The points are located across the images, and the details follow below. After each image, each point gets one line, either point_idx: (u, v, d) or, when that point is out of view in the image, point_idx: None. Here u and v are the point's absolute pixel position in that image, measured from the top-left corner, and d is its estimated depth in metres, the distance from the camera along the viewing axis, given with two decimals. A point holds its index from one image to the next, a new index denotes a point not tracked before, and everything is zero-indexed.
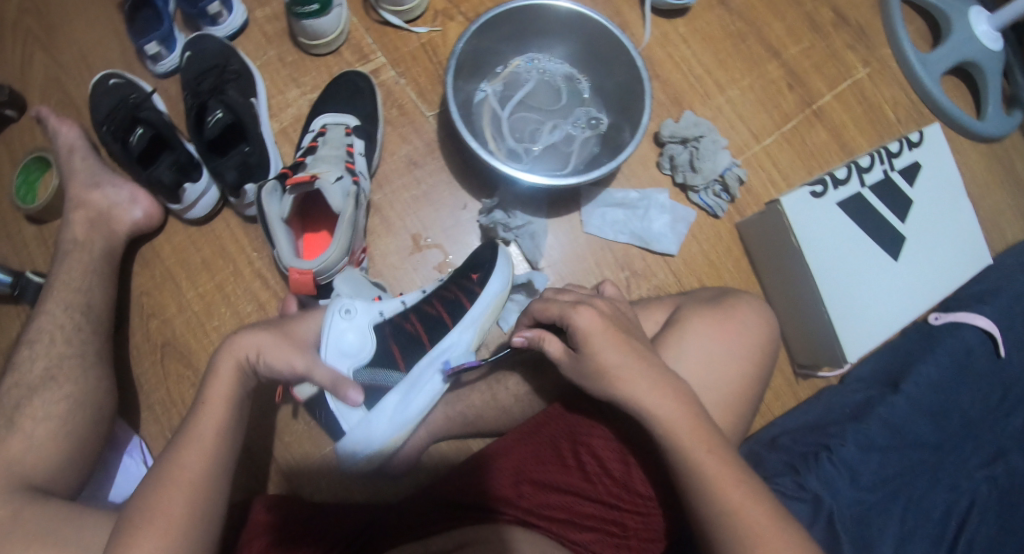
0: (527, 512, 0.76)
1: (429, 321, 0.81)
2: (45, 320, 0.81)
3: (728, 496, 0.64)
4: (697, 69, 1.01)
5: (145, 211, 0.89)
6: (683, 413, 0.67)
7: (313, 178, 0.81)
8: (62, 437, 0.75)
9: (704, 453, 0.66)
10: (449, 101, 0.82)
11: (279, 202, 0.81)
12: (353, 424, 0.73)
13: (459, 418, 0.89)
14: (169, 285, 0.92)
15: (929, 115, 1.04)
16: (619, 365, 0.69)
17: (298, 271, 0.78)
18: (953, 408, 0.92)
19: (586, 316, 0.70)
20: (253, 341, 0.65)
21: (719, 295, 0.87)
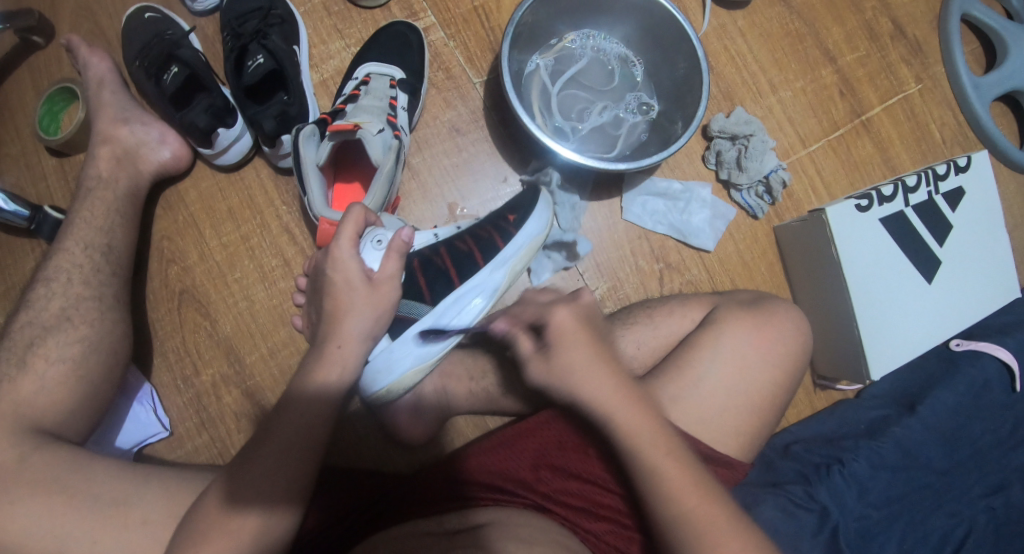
0: (545, 497, 0.78)
1: (460, 257, 0.80)
2: (64, 258, 0.77)
3: (687, 507, 0.62)
4: (751, 65, 1.00)
5: (174, 152, 0.86)
6: (611, 385, 0.64)
7: (355, 128, 0.79)
8: (74, 381, 0.73)
9: (663, 458, 0.63)
10: (504, 70, 0.79)
11: (316, 148, 0.79)
12: (377, 353, 0.76)
13: (482, 394, 0.86)
14: (191, 231, 0.89)
15: (975, 141, 1.03)
16: (584, 366, 0.63)
17: (328, 222, 0.75)
18: (964, 436, 0.92)
19: (561, 311, 0.64)
20: (359, 328, 0.68)
21: (756, 298, 0.86)
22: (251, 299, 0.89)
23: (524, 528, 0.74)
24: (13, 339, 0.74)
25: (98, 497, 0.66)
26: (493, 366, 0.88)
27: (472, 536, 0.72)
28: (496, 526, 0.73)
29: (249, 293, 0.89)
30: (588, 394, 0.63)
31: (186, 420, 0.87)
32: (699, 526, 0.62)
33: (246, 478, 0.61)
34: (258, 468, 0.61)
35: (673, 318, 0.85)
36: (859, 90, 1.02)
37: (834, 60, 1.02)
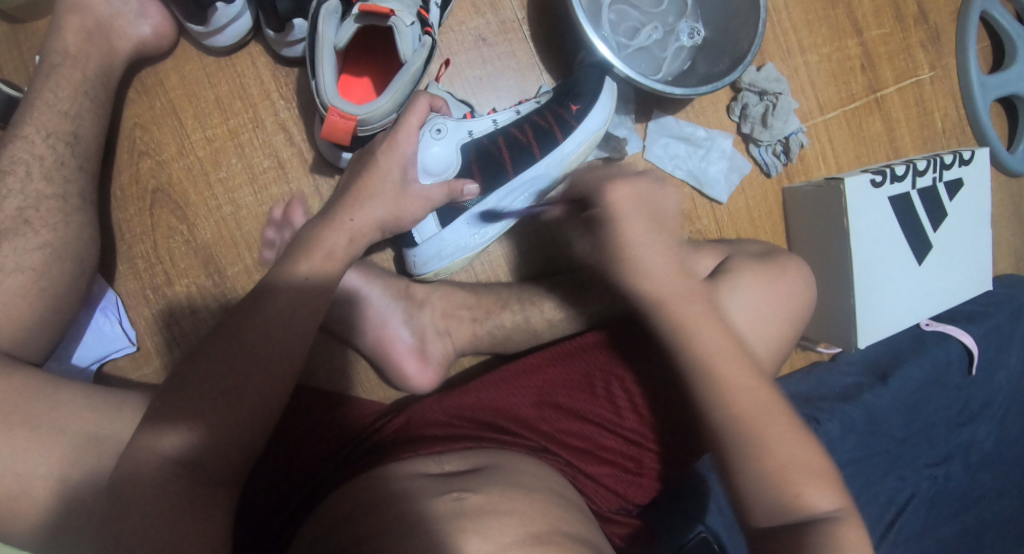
0: (547, 437, 0.72)
1: (517, 148, 0.75)
2: (21, 147, 0.64)
3: (733, 408, 0.65)
4: (783, 23, 0.97)
5: (156, 28, 0.71)
6: (683, 285, 0.68)
7: (387, 13, 0.63)
8: (34, 294, 0.62)
9: (706, 332, 0.67)
10: None
11: (336, 28, 0.63)
12: (427, 238, 0.75)
13: (488, 337, 0.79)
14: (170, 121, 0.76)
15: (970, 136, 1.06)
16: (663, 266, 0.68)
17: (340, 114, 0.62)
18: (922, 411, 0.99)
19: (625, 189, 0.67)
20: (374, 219, 0.64)
21: (767, 251, 0.81)
22: (237, 204, 0.77)
23: (529, 474, 0.65)
24: None
25: (68, 429, 0.58)
26: (496, 307, 0.79)
27: (470, 477, 0.63)
28: (502, 470, 0.65)
29: (234, 197, 0.77)
30: (655, 289, 0.68)
31: (155, 334, 0.76)
32: (750, 419, 0.65)
33: (228, 386, 0.55)
34: (249, 379, 0.55)
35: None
36: (878, 67, 1.02)
37: (860, 32, 1.01)
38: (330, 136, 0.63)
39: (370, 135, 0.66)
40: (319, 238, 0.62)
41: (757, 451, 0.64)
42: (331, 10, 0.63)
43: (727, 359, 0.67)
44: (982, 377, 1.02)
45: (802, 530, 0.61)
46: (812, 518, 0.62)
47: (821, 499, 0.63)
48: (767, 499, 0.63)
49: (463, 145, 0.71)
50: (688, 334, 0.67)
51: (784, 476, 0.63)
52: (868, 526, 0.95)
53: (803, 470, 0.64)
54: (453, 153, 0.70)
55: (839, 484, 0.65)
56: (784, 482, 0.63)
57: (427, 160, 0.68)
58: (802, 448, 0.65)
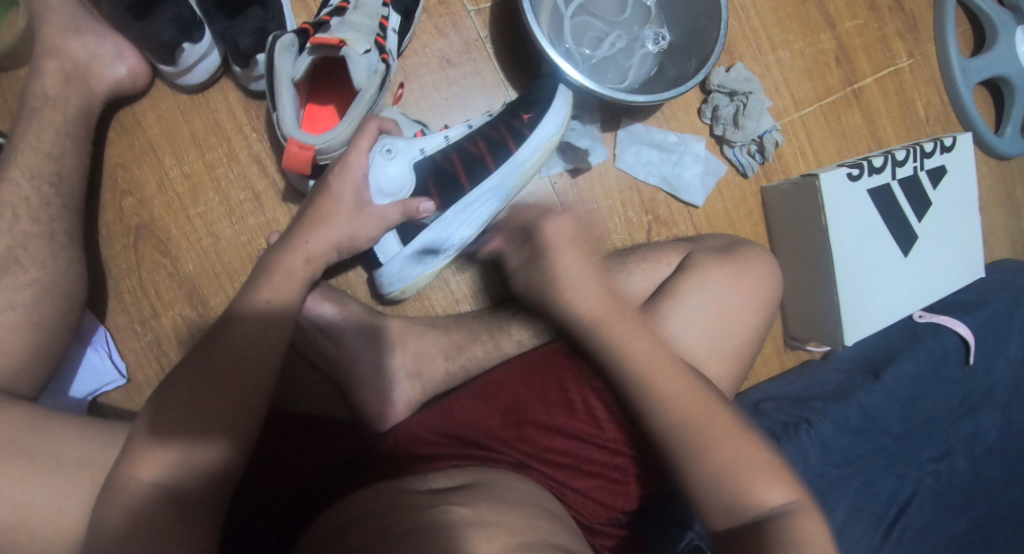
0: (527, 456, 0.71)
1: (471, 161, 0.76)
2: (7, 190, 0.68)
3: (676, 414, 0.67)
4: (753, 21, 0.97)
5: (131, 70, 0.75)
6: (610, 308, 0.70)
7: (340, 44, 0.66)
8: (24, 330, 0.65)
9: (636, 345, 0.70)
10: None
11: (293, 61, 0.66)
12: (390, 258, 0.76)
13: (459, 372, 0.80)
14: (150, 160, 0.80)
15: (955, 122, 1.05)
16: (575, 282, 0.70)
17: (299, 144, 0.64)
18: (919, 405, 0.97)
19: (558, 224, 0.73)
20: (328, 243, 0.66)
21: (727, 245, 0.84)
22: (217, 236, 0.80)
23: (514, 491, 0.66)
24: None
25: (53, 458, 0.60)
26: (467, 342, 0.80)
27: (461, 494, 0.64)
28: (485, 488, 0.65)
29: (214, 229, 0.80)
30: (579, 308, 0.70)
31: (144, 365, 0.79)
32: (691, 420, 0.66)
33: (193, 414, 0.57)
34: (214, 404, 0.57)
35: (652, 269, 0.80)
36: (854, 59, 1.01)
37: (833, 26, 1.00)
38: (291, 167, 0.66)
39: (329, 162, 0.69)
40: (274, 265, 0.64)
41: (700, 449, 0.65)
42: (287, 45, 0.65)
43: (665, 373, 0.68)
44: (981, 366, 1.00)
45: (761, 528, 0.62)
46: (763, 515, 0.63)
47: (775, 494, 0.64)
48: (721, 496, 0.64)
49: (416, 163, 0.71)
50: (634, 364, 0.68)
51: (733, 468, 0.64)
52: (868, 527, 0.94)
53: (750, 468, 0.65)
54: (407, 172, 0.70)
55: (793, 479, 0.66)
56: (733, 481, 0.64)
57: (380, 181, 0.68)
58: (747, 451, 0.66)
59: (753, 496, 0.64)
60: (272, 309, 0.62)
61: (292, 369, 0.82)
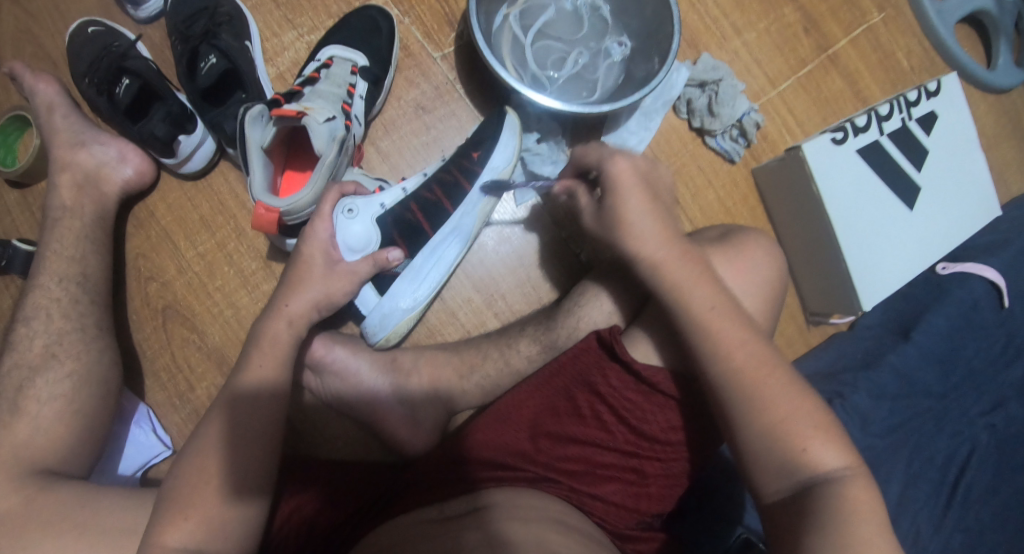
0: (544, 467, 0.73)
1: (429, 208, 0.79)
2: (40, 294, 0.75)
3: (734, 361, 0.65)
4: (712, 10, 0.97)
5: (136, 169, 0.82)
6: (690, 267, 0.67)
7: (300, 114, 0.71)
8: (71, 418, 0.71)
9: (702, 297, 0.66)
10: (474, 28, 0.76)
11: (263, 130, 0.71)
12: (371, 308, 0.79)
13: (477, 389, 0.80)
14: (166, 245, 0.86)
15: (942, 65, 1.02)
16: (643, 226, 0.67)
17: (265, 206, 0.68)
18: (959, 359, 0.94)
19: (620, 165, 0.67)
20: (304, 305, 0.70)
21: (723, 233, 0.83)
22: (236, 306, 0.85)
23: (527, 507, 0.67)
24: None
25: (108, 528, 0.65)
26: (478, 360, 0.81)
27: (472, 518, 0.65)
28: (500, 508, 0.66)
29: (233, 300, 0.85)
30: (653, 254, 0.67)
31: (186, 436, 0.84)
32: (748, 372, 0.64)
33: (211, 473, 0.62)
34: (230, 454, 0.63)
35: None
36: (823, 25, 1.00)
37: None
38: (262, 228, 0.70)
39: (296, 221, 0.73)
40: (261, 331, 0.69)
41: (759, 410, 0.63)
42: (257, 115, 0.70)
43: (728, 324, 0.66)
44: (1018, 307, 0.96)
45: (805, 497, 0.60)
46: (813, 477, 0.60)
47: (828, 456, 0.61)
48: (773, 455, 0.62)
49: (378, 218, 0.75)
50: (701, 323, 0.66)
51: (784, 431, 0.62)
52: (929, 493, 0.90)
53: (805, 421, 0.62)
54: (372, 228, 0.74)
55: (850, 443, 0.63)
56: (783, 434, 0.62)
57: (348, 239, 0.73)
58: (794, 401, 0.63)
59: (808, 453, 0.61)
60: (266, 371, 0.66)
61: (318, 416, 0.86)
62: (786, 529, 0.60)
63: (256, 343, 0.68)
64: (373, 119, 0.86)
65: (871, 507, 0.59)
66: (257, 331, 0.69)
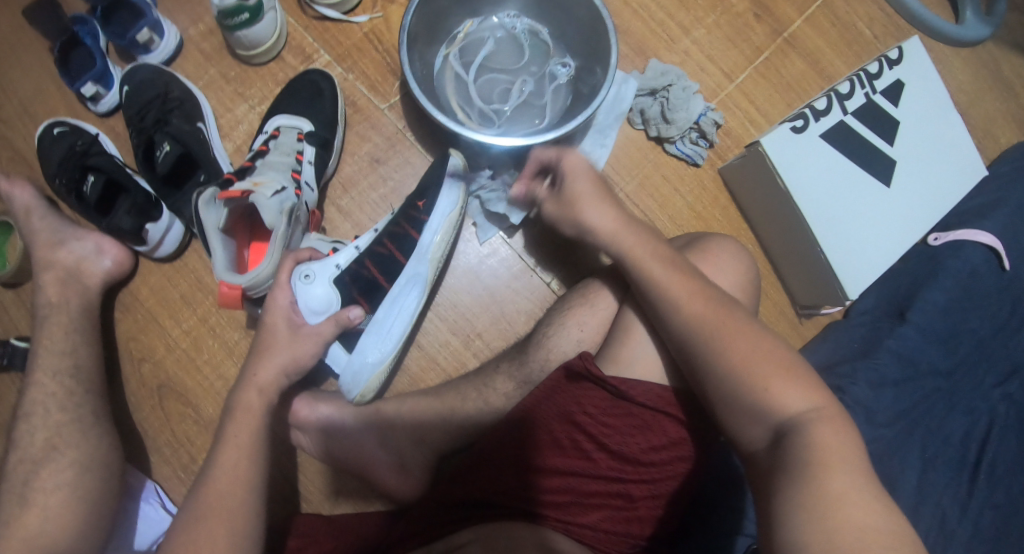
0: (530, 502, 0.72)
1: (384, 262, 0.80)
2: (37, 390, 0.79)
3: (689, 309, 0.63)
4: (657, 13, 0.95)
5: (115, 259, 0.86)
6: (634, 237, 0.69)
7: (246, 192, 0.72)
8: (75, 504, 0.74)
9: (661, 272, 0.66)
10: (408, 76, 0.76)
11: (217, 211, 0.73)
12: (344, 365, 0.81)
13: (460, 432, 0.79)
14: (153, 327, 0.89)
15: (906, 27, 0.98)
16: (587, 190, 0.70)
17: (227, 284, 0.70)
18: (964, 332, 0.89)
19: (575, 157, 0.71)
20: (273, 370, 0.72)
21: (688, 242, 0.81)
22: (225, 376, 0.88)
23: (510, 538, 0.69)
24: (7, 480, 0.76)
25: None
26: (459, 401, 0.80)
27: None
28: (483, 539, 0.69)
29: (222, 371, 0.88)
30: (592, 217, 0.70)
31: None
32: (705, 318, 0.63)
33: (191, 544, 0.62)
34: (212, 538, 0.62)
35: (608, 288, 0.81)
36: (775, 8, 0.97)
37: None
38: (226, 305, 0.71)
39: (259, 294, 0.74)
40: (237, 402, 0.71)
41: (723, 355, 0.61)
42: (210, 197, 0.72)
43: (677, 278, 0.65)
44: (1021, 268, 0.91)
45: (778, 444, 0.56)
46: (781, 422, 0.57)
47: (795, 399, 0.58)
48: (739, 396, 0.59)
49: (335, 279, 0.76)
50: (643, 268, 0.67)
51: (749, 374, 0.59)
52: (950, 475, 0.86)
53: (765, 365, 0.59)
54: (331, 290, 0.76)
55: (817, 383, 0.59)
56: (749, 376, 0.59)
57: (309, 303, 0.75)
58: (758, 340, 0.61)
59: (769, 393, 0.58)
60: (243, 442, 0.68)
61: (315, 472, 0.88)
62: (767, 472, 0.56)
63: (231, 415, 0.71)
64: (328, 180, 0.88)
65: (844, 449, 0.54)
66: (233, 405, 0.71)
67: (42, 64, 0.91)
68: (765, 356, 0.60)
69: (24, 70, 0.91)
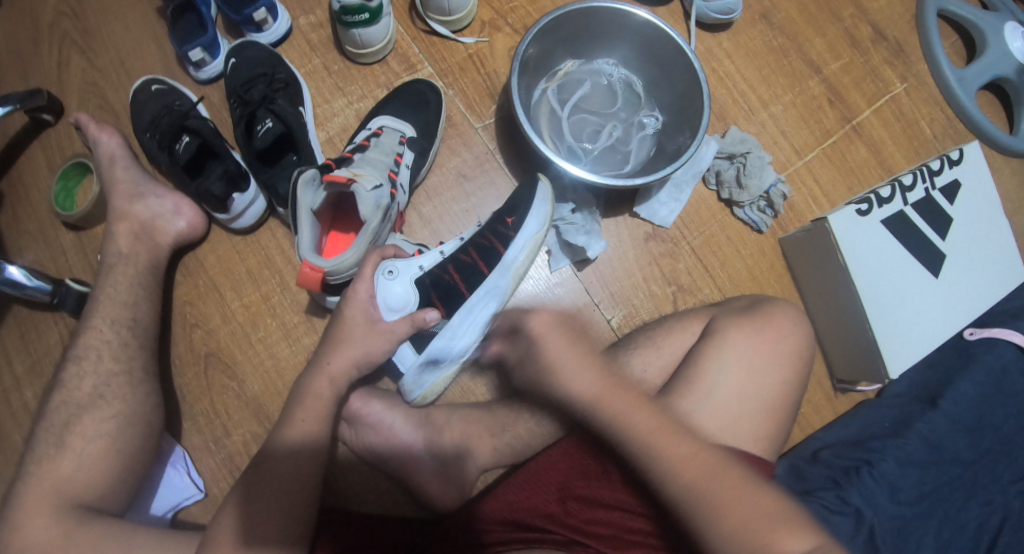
0: (574, 530, 0.72)
1: (465, 270, 0.81)
2: (92, 336, 0.78)
3: (686, 477, 0.62)
4: (741, 84, 1.00)
5: (189, 221, 0.87)
6: (624, 394, 0.67)
7: (349, 180, 0.75)
8: (113, 455, 0.73)
9: (644, 422, 0.65)
10: (514, 100, 0.80)
11: (313, 193, 0.75)
12: (409, 366, 0.83)
13: (508, 450, 0.82)
14: (213, 295, 0.89)
15: (965, 132, 1.04)
16: (564, 360, 0.68)
17: (309, 265, 0.71)
18: (989, 426, 0.92)
19: (536, 317, 0.76)
20: (343, 362, 0.72)
21: (752, 302, 0.84)
22: (276, 356, 0.88)
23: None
24: (47, 419, 0.74)
25: None
26: (511, 420, 0.82)
27: None
28: None
29: (274, 351, 0.88)
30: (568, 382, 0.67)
31: (220, 480, 0.85)
32: (702, 483, 0.62)
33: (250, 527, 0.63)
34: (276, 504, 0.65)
35: (674, 337, 0.83)
36: (847, 96, 1.03)
37: (820, 70, 1.03)
38: (303, 285, 0.72)
39: (340, 283, 0.75)
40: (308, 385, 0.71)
41: (714, 510, 0.61)
42: (309, 178, 0.75)
43: (666, 438, 0.64)
44: None
45: None
46: None
47: (797, 547, 0.59)
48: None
49: (417, 280, 0.77)
50: (631, 435, 0.64)
51: (750, 529, 0.59)
52: None
53: (766, 524, 0.60)
54: (410, 290, 0.76)
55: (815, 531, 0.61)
56: (750, 540, 0.59)
57: (387, 299, 0.75)
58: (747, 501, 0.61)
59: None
60: (311, 422, 0.69)
61: (347, 467, 0.88)
62: None
63: (300, 398, 0.71)
64: (416, 187, 0.90)
65: None
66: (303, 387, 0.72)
67: (147, 20, 0.93)
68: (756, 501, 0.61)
69: (129, 23, 0.92)
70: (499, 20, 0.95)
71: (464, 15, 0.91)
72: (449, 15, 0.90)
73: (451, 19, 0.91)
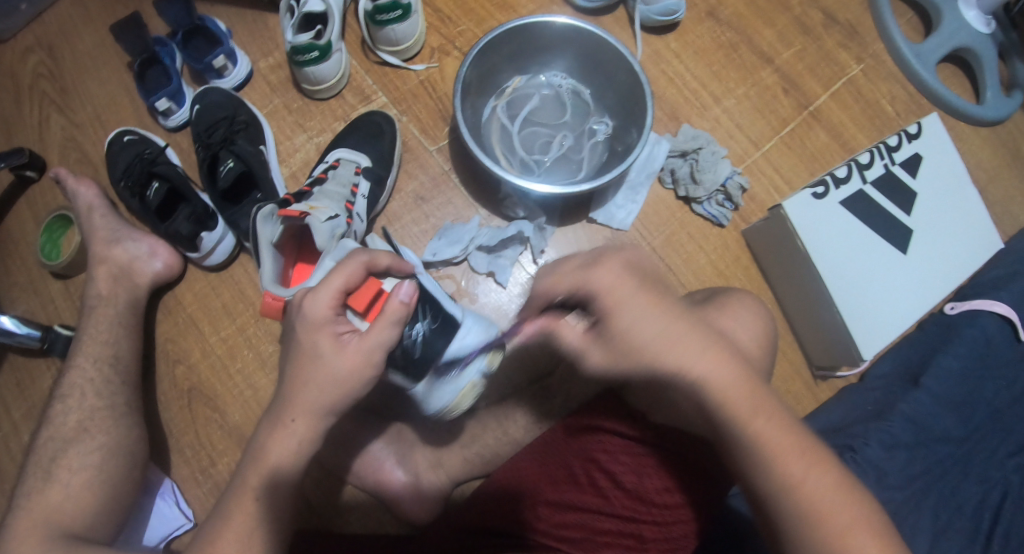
0: (544, 535, 0.72)
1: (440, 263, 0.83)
2: (76, 375, 0.83)
3: (775, 463, 0.59)
4: (691, 82, 1.01)
5: (165, 262, 0.91)
6: (745, 393, 0.60)
7: (303, 215, 0.78)
8: (97, 485, 0.76)
9: (763, 426, 0.60)
10: (458, 121, 0.82)
11: (273, 226, 0.78)
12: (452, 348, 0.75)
13: (478, 459, 0.83)
14: (192, 331, 0.93)
15: (928, 106, 1.03)
16: (654, 331, 0.59)
17: (271, 295, 0.72)
18: (977, 400, 0.90)
19: (607, 273, 0.59)
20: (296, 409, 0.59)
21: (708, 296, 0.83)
22: (255, 386, 0.91)
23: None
24: (36, 456, 0.78)
25: None
26: (479, 431, 0.84)
27: None
28: None
29: (252, 381, 0.91)
30: (671, 357, 0.59)
31: (207, 509, 0.88)
32: (786, 475, 0.59)
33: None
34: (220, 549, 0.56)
35: None
36: (802, 83, 1.03)
37: (771, 60, 1.03)
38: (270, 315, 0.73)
39: None
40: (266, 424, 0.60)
41: (803, 512, 0.58)
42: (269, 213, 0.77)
43: (756, 415, 0.60)
44: None
45: None
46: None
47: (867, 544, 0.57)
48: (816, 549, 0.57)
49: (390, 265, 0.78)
50: (758, 442, 0.59)
51: (834, 524, 0.58)
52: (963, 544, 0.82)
53: (849, 515, 0.58)
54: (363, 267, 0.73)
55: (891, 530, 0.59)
56: (826, 530, 0.57)
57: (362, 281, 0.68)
58: (828, 481, 0.59)
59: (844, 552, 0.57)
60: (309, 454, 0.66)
61: (326, 492, 0.89)
62: None
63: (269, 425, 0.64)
64: (377, 214, 0.93)
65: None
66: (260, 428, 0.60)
67: (119, 77, 0.99)
68: (828, 497, 0.58)
69: (102, 81, 0.99)
70: (447, 45, 0.98)
71: (411, 43, 0.94)
72: (397, 45, 0.94)
73: (399, 49, 0.94)
